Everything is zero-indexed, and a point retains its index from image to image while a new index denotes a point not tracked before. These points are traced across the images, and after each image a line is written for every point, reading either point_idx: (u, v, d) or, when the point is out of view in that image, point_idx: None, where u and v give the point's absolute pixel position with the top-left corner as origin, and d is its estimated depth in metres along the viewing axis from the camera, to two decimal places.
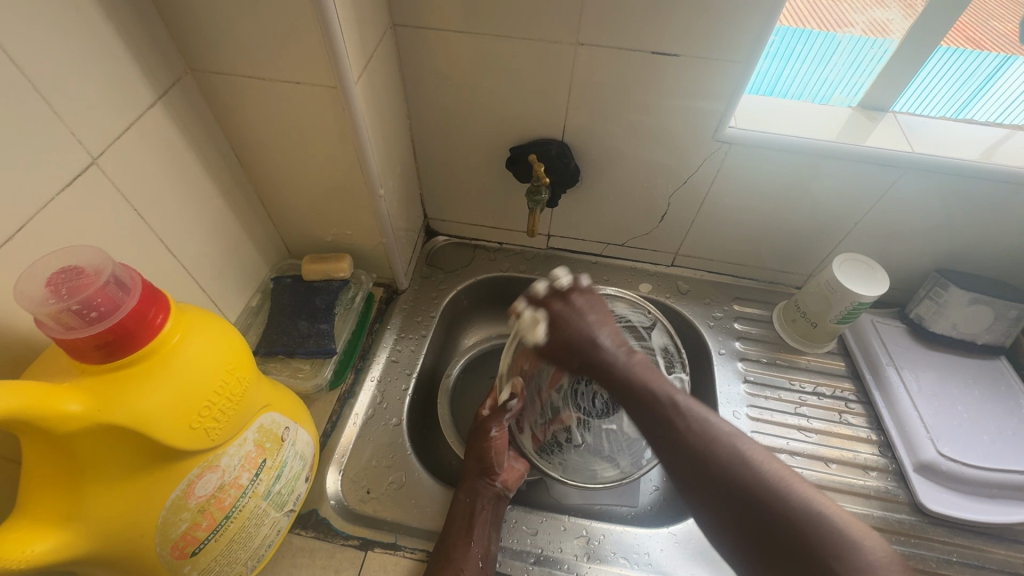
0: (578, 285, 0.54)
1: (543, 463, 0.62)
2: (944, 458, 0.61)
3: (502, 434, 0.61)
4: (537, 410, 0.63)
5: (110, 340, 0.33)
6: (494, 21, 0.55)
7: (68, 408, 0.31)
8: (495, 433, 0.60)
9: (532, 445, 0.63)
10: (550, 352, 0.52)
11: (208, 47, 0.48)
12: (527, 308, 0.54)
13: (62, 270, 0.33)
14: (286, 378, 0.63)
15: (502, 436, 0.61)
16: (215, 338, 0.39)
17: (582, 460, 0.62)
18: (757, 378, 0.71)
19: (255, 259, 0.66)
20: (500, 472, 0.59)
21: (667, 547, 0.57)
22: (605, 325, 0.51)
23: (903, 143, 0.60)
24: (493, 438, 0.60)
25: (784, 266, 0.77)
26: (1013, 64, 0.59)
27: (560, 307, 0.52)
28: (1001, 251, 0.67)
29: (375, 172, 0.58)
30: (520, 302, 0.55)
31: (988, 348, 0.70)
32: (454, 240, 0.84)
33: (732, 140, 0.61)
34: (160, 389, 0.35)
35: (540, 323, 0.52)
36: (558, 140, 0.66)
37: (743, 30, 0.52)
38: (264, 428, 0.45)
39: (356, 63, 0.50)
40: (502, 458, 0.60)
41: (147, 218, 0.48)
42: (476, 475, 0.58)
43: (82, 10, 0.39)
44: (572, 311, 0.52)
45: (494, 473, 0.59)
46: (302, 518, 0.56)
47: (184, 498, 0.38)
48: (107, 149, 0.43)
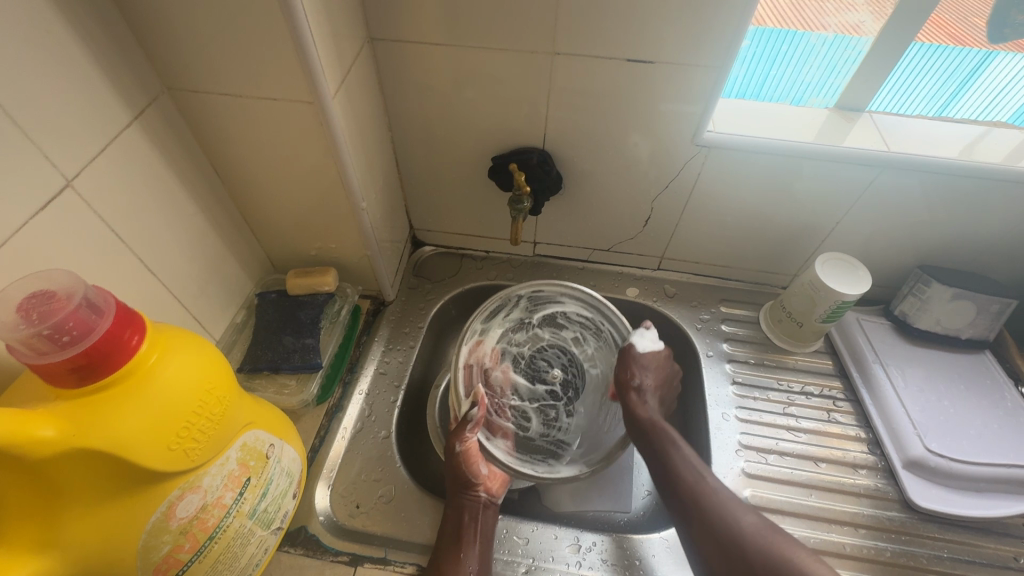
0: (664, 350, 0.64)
1: (568, 462, 0.60)
2: (932, 454, 0.61)
3: (468, 445, 0.59)
4: (519, 429, 0.63)
5: (84, 363, 0.33)
6: (471, 32, 0.56)
7: (42, 433, 0.31)
8: (461, 447, 0.58)
9: (507, 450, 0.61)
10: (622, 360, 0.62)
11: (183, 63, 0.48)
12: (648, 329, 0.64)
13: (33, 294, 0.33)
14: (272, 395, 0.63)
15: (470, 447, 0.59)
16: (193, 356, 0.39)
17: (589, 433, 0.63)
18: (745, 380, 0.72)
19: (238, 275, 0.65)
20: (480, 481, 0.58)
21: (659, 552, 0.57)
22: (658, 380, 0.61)
23: (879, 142, 0.61)
24: (460, 451, 0.58)
25: (770, 267, 0.77)
26: (996, 59, 0.59)
27: (663, 353, 0.63)
28: (981, 245, 0.68)
29: (356, 185, 0.59)
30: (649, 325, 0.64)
31: (972, 342, 0.70)
32: (440, 249, 0.84)
33: (711, 144, 0.61)
34: (137, 410, 0.34)
35: (650, 332, 0.63)
36: (540, 148, 0.66)
37: (716, 37, 0.52)
38: (247, 446, 0.45)
39: (333, 77, 0.50)
40: (475, 468, 0.59)
41: (126, 238, 0.48)
42: (458, 489, 0.57)
43: (54, 32, 0.39)
44: (657, 356, 0.62)
45: (473, 485, 0.58)
46: (291, 535, 0.55)
47: (165, 520, 0.38)
48: (83, 170, 0.43)
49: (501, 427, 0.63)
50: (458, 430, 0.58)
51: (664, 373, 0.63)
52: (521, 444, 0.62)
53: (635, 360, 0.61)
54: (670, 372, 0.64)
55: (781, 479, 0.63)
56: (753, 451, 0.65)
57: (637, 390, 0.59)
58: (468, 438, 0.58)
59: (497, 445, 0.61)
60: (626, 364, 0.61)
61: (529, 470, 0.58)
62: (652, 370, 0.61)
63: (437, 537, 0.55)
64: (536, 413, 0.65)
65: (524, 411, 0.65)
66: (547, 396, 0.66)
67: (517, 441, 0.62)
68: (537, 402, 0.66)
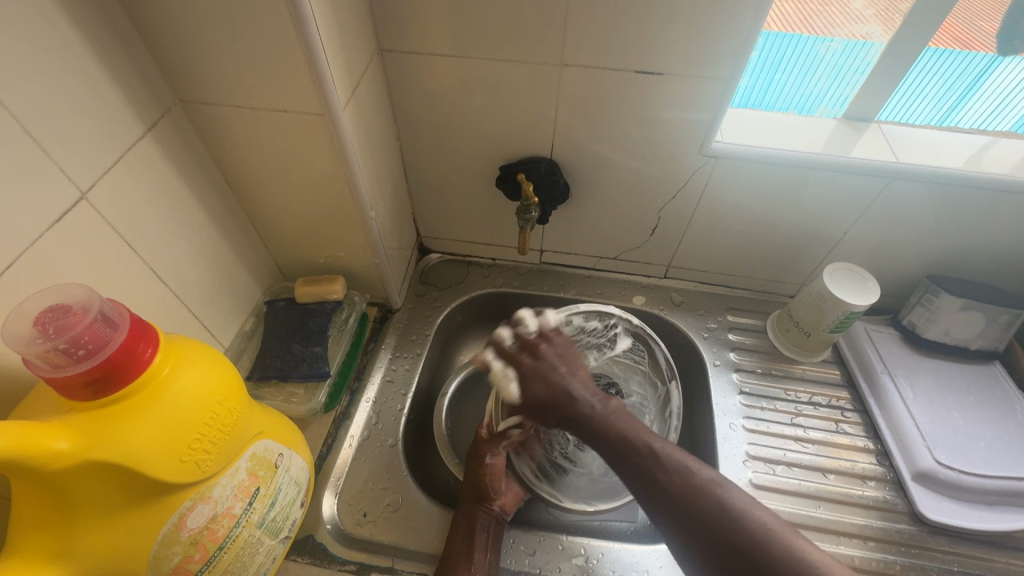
0: (545, 332, 0.55)
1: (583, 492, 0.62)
2: (941, 466, 0.61)
3: (498, 459, 0.60)
4: (555, 455, 0.65)
5: (98, 376, 0.33)
6: (479, 43, 0.56)
7: (56, 445, 0.31)
8: (490, 459, 0.59)
9: (533, 471, 0.63)
10: (528, 408, 0.52)
11: (196, 77, 0.48)
12: (495, 360, 0.54)
13: (49, 308, 0.34)
14: (280, 403, 0.63)
15: (498, 462, 0.60)
16: (205, 368, 0.39)
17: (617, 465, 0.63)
18: (752, 390, 0.71)
19: (248, 283, 0.66)
20: (497, 496, 0.59)
21: (666, 563, 0.56)
22: (579, 377, 0.52)
23: (888, 153, 0.61)
24: (488, 465, 0.59)
25: (777, 276, 0.77)
26: (1002, 64, 0.59)
27: (529, 363, 0.53)
28: (991, 256, 0.67)
29: (366, 195, 0.59)
30: (487, 354, 0.55)
31: (981, 352, 0.70)
32: (447, 256, 0.85)
33: (718, 154, 0.62)
34: (149, 423, 0.35)
35: (511, 380, 0.53)
36: (547, 158, 0.67)
37: (724, 48, 0.53)
38: (257, 456, 0.45)
39: (343, 90, 0.51)
40: (497, 484, 0.59)
41: (138, 249, 0.49)
42: (473, 501, 0.58)
43: (71, 48, 0.40)
44: (544, 365, 0.53)
45: (490, 498, 0.58)
46: (298, 544, 0.56)
47: (176, 531, 0.38)
48: (97, 182, 0.43)
49: (536, 449, 0.65)
50: (489, 443, 0.60)
51: (577, 359, 0.54)
52: (553, 469, 0.64)
53: (534, 403, 0.51)
54: (570, 347, 0.55)
55: (788, 490, 0.63)
56: (761, 461, 0.65)
57: (573, 417, 0.50)
58: (499, 452, 0.60)
59: (523, 464, 0.64)
60: (538, 408, 0.52)
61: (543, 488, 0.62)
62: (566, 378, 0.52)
63: (446, 547, 0.55)
64: (577, 438, 0.65)
65: (564, 437, 0.65)
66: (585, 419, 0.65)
67: (550, 466, 0.64)
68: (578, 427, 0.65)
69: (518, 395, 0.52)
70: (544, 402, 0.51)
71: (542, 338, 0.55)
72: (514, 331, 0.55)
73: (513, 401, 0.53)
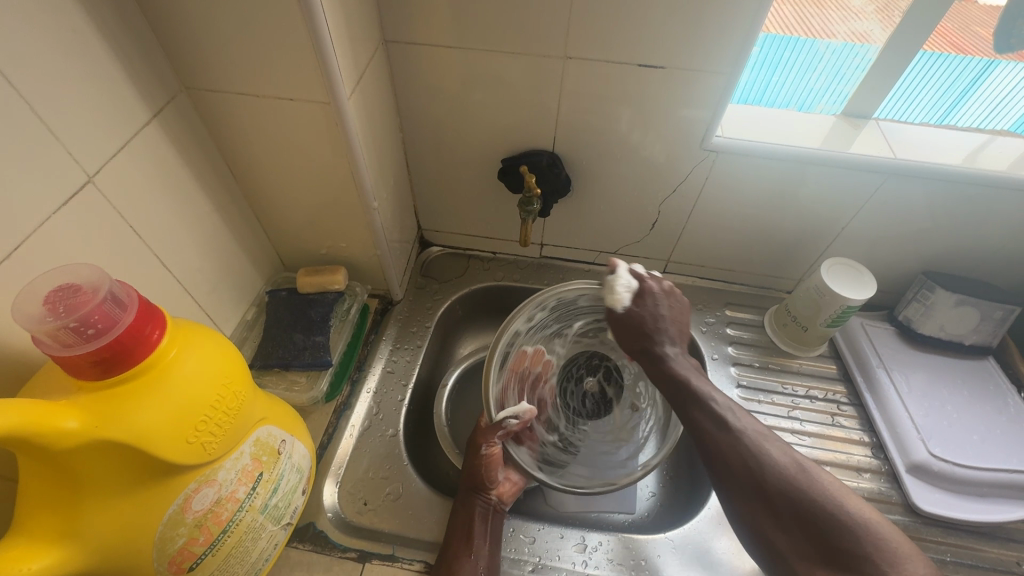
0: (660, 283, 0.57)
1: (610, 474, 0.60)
2: (935, 458, 0.62)
3: (494, 449, 0.60)
4: (557, 441, 0.63)
5: (107, 356, 0.33)
6: (484, 36, 0.56)
7: (65, 425, 0.32)
8: (486, 450, 0.59)
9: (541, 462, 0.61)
10: (620, 322, 0.56)
11: (202, 64, 0.48)
12: (620, 275, 0.57)
13: (59, 287, 0.34)
14: (282, 391, 0.64)
15: (495, 452, 0.60)
16: (210, 352, 0.39)
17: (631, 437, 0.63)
18: (750, 383, 0.72)
19: (250, 272, 0.66)
20: (496, 485, 0.59)
21: (664, 552, 0.57)
22: (675, 327, 0.55)
23: (886, 149, 0.62)
24: (484, 455, 0.59)
25: (775, 271, 0.78)
26: (999, 67, 0.60)
27: (651, 288, 0.56)
28: (985, 253, 0.68)
29: (369, 185, 0.59)
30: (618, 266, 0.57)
31: (975, 348, 0.71)
32: (448, 250, 0.85)
33: (719, 149, 0.62)
34: (157, 404, 0.35)
35: (623, 292, 0.56)
36: (549, 151, 0.67)
37: (728, 43, 0.53)
38: (260, 442, 0.45)
39: (349, 79, 0.51)
40: (495, 472, 0.59)
41: (143, 234, 0.49)
42: (470, 489, 0.58)
43: (80, 32, 0.40)
44: (658, 297, 0.56)
45: (488, 488, 0.59)
46: (300, 531, 0.56)
47: (181, 514, 0.39)
48: (103, 167, 0.44)
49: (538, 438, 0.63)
50: (487, 431, 0.60)
51: (682, 314, 0.57)
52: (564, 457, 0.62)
53: (629, 321, 0.56)
54: (681, 304, 0.57)
55: None
56: None
57: (648, 351, 0.55)
58: (495, 442, 0.60)
59: (522, 453, 0.61)
60: (629, 329, 0.56)
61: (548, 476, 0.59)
62: (661, 324, 0.55)
63: (447, 534, 0.56)
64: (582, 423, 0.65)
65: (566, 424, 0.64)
66: (586, 402, 0.65)
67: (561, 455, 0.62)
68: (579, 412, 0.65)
69: (626, 305, 0.56)
70: (633, 324, 0.55)
71: (659, 280, 0.57)
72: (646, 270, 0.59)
73: (617, 309, 0.56)
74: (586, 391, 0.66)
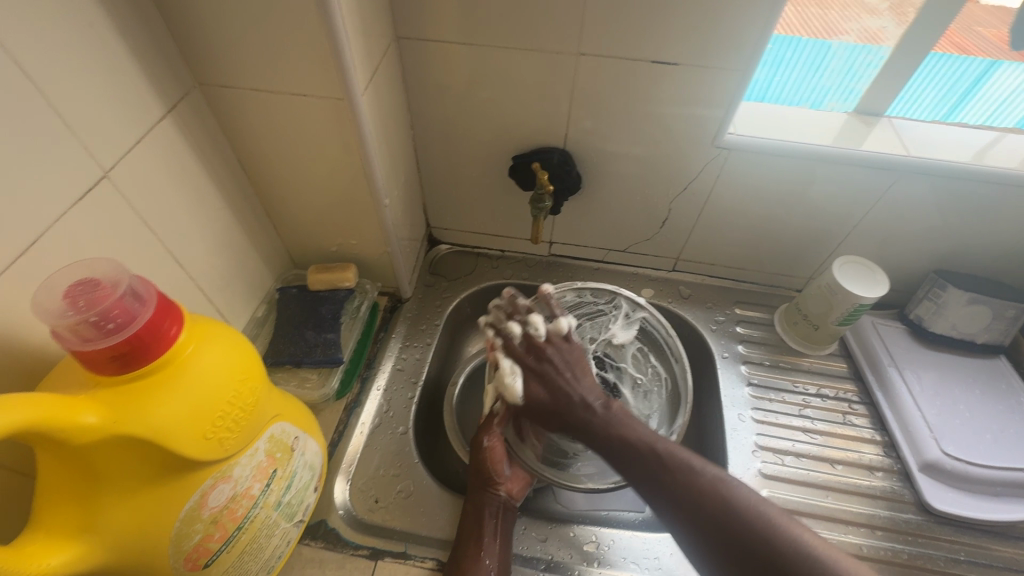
0: (553, 337, 0.56)
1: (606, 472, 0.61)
2: (948, 457, 0.61)
3: (495, 441, 0.59)
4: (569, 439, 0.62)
5: (126, 351, 0.33)
6: (497, 32, 0.56)
7: (84, 420, 0.32)
8: (486, 443, 0.59)
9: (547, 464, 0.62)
10: (526, 409, 0.55)
11: (216, 58, 0.48)
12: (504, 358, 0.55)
13: (79, 281, 0.34)
14: (293, 388, 0.64)
15: (496, 444, 0.59)
16: (227, 348, 0.39)
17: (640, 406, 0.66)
18: (760, 381, 0.72)
19: (261, 269, 0.66)
20: (502, 481, 0.58)
21: (677, 550, 0.57)
22: (582, 385, 0.54)
23: (899, 146, 0.61)
24: (486, 447, 0.58)
25: (786, 270, 0.78)
26: (1002, 68, 0.61)
27: (548, 353, 0.55)
28: (998, 251, 0.68)
29: (381, 182, 0.59)
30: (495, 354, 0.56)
31: (987, 346, 0.71)
32: (457, 248, 0.85)
33: (731, 146, 0.62)
34: (174, 399, 0.35)
35: (508, 376, 0.54)
36: (560, 148, 0.67)
37: (742, 39, 0.53)
38: (275, 438, 0.45)
39: (362, 74, 0.51)
40: (500, 467, 0.58)
41: (157, 231, 0.49)
42: (478, 486, 0.57)
43: (96, 26, 0.40)
44: (558, 361, 0.55)
45: (495, 483, 0.57)
46: (311, 528, 0.56)
47: (197, 510, 0.38)
48: (118, 162, 0.43)
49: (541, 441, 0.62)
50: (486, 424, 0.60)
51: (580, 364, 0.56)
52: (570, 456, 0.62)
53: (533, 403, 0.54)
54: (574, 351, 0.56)
55: (796, 480, 0.63)
56: (769, 452, 0.66)
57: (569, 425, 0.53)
58: (494, 433, 0.59)
59: (527, 454, 0.61)
60: (537, 412, 0.54)
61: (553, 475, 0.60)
62: (566, 387, 0.54)
63: (459, 531, 0.56)
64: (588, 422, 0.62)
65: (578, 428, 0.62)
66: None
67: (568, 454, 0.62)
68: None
69: (522, 393, 0.54)
70: (539, 407, 0.54)
71: (541, 337, 0.55)
72: (524, 330, 0.56)
73: (515, 402, 0.54)
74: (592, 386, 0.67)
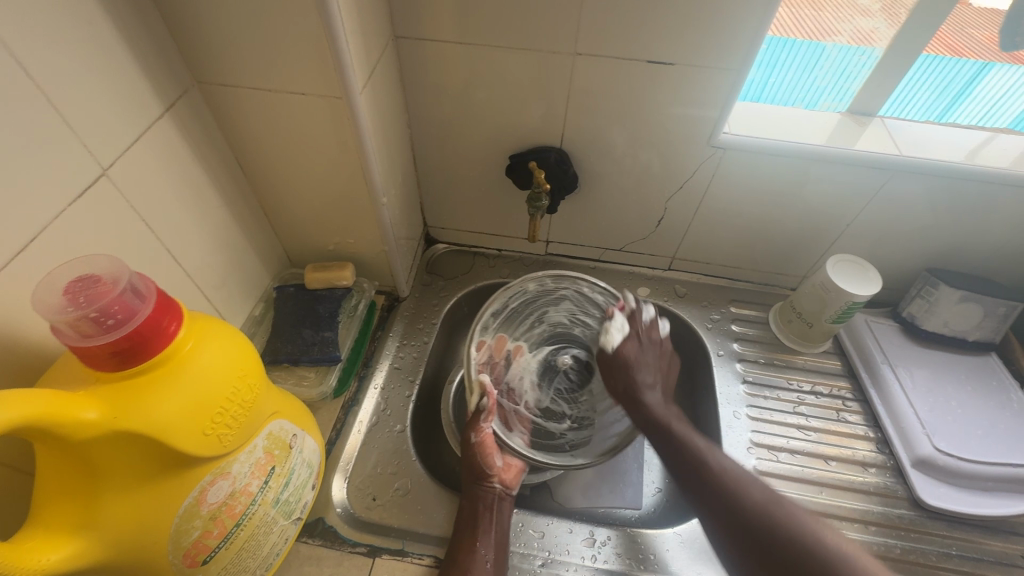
0: (657, 327, 0.64)
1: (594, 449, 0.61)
2: (940, 453, 0.62)
3: (483, 436, 0.60)
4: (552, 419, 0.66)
5: (126, 347, 0.33)
6: (494, 32, 0.57)
7: (84, 415, 0.32)
8: (475, 438, 0.60)
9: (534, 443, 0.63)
10: (605, 361, 0.63)
11: (213, 56, 0.48)
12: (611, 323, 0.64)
13: (78, 278, 0.34)
14: (291, 386, 0.64)
15: (485, 439, 0.60)
16: (226, 344, 0.39)
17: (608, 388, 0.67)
18: (755, 379, 0.72)
19: (258, 268, 0.66)
20: (496, 474, 0.59)
21: (672, 546, 0.58)
22: (658, 374, 0.62)
23: (891, 146, 0.62)
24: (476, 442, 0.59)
25: (780, 268, 0.78)
26: (994, 69, 0.62)
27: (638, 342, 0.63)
28: (988, 250, 0.69)
29: (379, 181, 0.59)
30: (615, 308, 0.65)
31: (978, 344, 0.72)
32: (454, 247, 0.85)
33: (727, 145, 0.62)
34: (174, 395, 0.35)
35: (611, 332, 0.63)
36: (557, 148, 0.67)
37: (737, 40, 0.53)
38: (273, 435, 0.45)
39: (360, 73, 0.51)
40: (490, 460, 0.59)
41: (155, 229, 0.49)
42: (472, 483, 0.58)
43: (95, 25, 0.40)
44: (647, 342, 0.63)
45: (488, 477, 0.59)
46: (309, 526, 0.56)
47: (196, 506, 0.39)
48: (117, 160, 0.43)
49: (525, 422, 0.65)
50: (472, 420, 0.61)
51: (661, 362, 0.63)
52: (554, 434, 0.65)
53: (619, 358, 0.62)
54: (665, 352, 0.64)
55: (791, 477, 0.64)
56: (764, 448, 0.66)
57: (630, 393, 0.60)
58: (483, 429, 0.60)
59: (516, 440, 0.61)
60: (614, 367, 0.62)
61: (546, 457, 0.59)
62: (642, 367, 0.61)
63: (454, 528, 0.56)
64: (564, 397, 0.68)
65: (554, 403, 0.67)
66: (563, 382, 0.69)
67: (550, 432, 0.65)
68: (562, 391, 0.68)
69: (615, 346, 0.63)
70: (618, 363, 0.62)
71: (656, 325, 0.64)
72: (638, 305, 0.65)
73: (608, 348, 0.63)
74: (565, 366, 0.70)
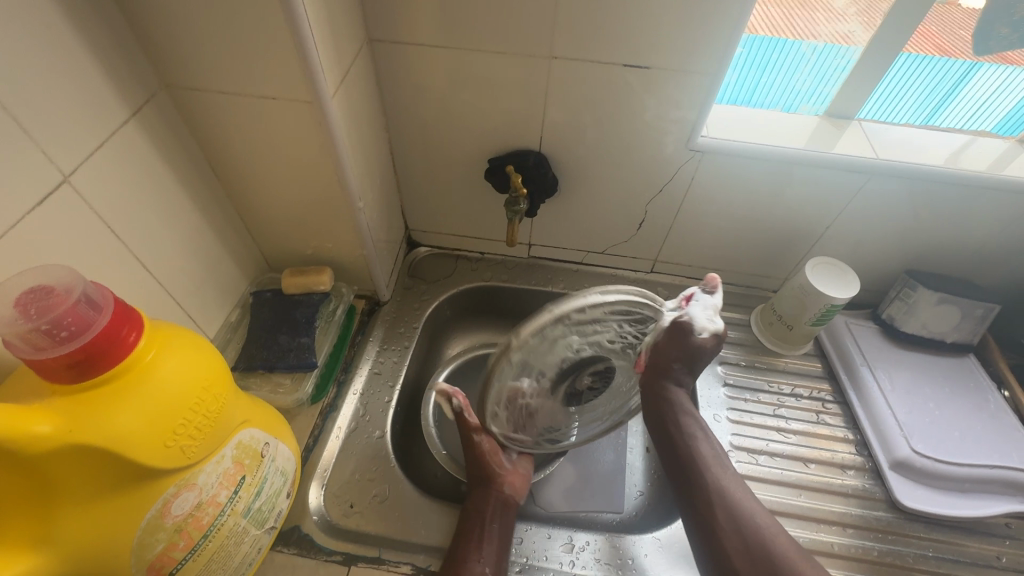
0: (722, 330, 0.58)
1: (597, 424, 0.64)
2: (917, 455, 0.63)
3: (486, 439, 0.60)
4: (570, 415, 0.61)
5: (82, 359, 0.33)
6: (470, 36, 0.56)
7: (38, 429, 0.31)
8: (478, 439, 0.60)
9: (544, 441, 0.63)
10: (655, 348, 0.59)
11: (180, 60, 0.48)
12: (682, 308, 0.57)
13: (31, 289, 0.33)
14: (266, 393, 0.63)
15: (488, 441, 0.60)
16: (190, 354, 0.38)
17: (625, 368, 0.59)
18: (736, 382, 0.72)
19: (234, 273, 0.65)
20: (505, 478, 0.60)
21: (651, 550, 0.58)
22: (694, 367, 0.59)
23: (868, 149, 0.62)
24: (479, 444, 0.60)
25: (761, 271, 0.79)
26: (982, 70, 0.61)
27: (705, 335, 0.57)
28: (965, 252, 0.70)
29: (355, 185, 0.59)
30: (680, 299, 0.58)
31: (956, 345, 0.72)
32: (436, 250, 0.85)
33: (704, 148, 0.62)
34: (134, 407, 0.34)
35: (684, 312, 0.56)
36: (536, 151, 0.67)
37: (711, 44, 0.53)
38: (243, 445, 0.45)
39: (332, 77, 0.50)
40: (501, 463, 0.61)
41: (122, 236, 0.48)
42: (482, 487, 0.59)
43: (56, 29, 0.39)
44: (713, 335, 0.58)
45: (497, 479, 0.60)
46: (284, 535, 0.55)
47: (160, 518, 0.38)
48: (80, 166, 0.43)
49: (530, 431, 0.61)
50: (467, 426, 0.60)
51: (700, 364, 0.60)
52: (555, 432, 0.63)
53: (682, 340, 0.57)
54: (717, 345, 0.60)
55: (770, 480, 0.64)
56: (743, 451, 0.66)
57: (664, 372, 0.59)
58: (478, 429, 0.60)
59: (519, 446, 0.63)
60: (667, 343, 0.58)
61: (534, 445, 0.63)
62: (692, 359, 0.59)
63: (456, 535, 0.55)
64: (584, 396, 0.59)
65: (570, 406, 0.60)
66: (592, 393, 0.60)
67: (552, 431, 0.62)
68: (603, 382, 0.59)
69: (681, 325, 0.56)
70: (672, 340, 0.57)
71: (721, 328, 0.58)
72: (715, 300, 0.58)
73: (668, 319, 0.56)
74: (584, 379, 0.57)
